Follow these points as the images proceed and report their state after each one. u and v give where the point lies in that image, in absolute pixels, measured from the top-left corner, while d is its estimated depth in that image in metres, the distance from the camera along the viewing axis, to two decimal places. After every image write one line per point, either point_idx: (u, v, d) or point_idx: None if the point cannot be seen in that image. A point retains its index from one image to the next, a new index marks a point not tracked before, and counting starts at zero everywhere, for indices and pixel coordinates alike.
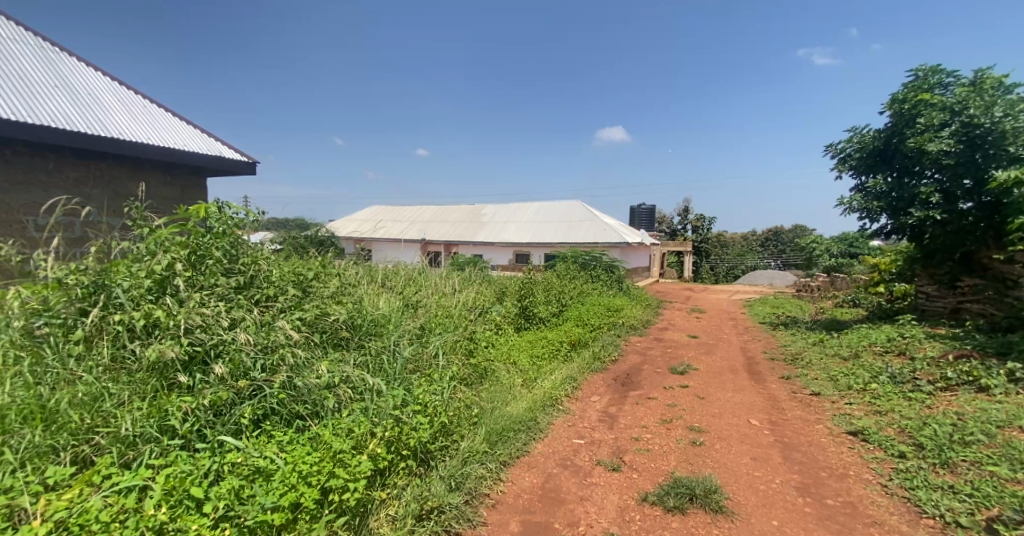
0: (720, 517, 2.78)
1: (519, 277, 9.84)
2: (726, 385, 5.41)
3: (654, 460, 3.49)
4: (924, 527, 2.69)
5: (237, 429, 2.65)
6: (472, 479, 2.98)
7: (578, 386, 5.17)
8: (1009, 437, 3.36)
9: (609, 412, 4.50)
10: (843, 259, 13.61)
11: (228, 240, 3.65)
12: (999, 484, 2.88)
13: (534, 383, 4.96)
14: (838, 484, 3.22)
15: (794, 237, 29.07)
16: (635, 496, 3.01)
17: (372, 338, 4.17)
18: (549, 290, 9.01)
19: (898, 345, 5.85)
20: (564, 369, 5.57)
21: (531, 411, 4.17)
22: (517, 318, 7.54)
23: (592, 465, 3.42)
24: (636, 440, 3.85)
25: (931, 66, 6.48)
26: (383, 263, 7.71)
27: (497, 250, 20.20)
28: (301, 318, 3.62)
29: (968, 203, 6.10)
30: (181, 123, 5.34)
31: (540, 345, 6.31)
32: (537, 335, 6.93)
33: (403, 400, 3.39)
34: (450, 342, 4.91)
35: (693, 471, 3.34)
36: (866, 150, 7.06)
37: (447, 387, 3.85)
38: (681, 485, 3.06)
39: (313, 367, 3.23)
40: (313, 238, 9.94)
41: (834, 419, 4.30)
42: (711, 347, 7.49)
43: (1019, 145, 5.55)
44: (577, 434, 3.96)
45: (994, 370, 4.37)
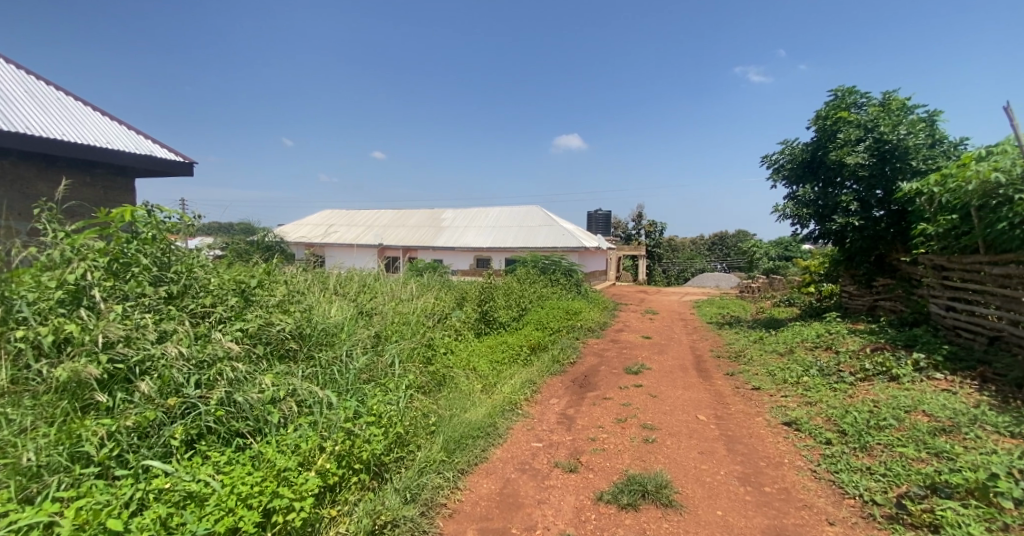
0: (670, 511, 2.95)
1: (478, 282, 9.88)
2: (677, 383, 5.71)
3: (609, 460, 3.64)
4: (847, 507, 2.97)
5: (165, 452, 2.55)
6: (428, 489, 2.99)
7: (538, 390, 5.30)
8: (915, 420, 3.75)
9: (567, 414, 4.64)
10: (780, 262, 14.63)
11: (158, 247, 3.53)
12: (907, 463, 3.22)
13: (493, 388, 5.03)
14: (775, 472, 3.49)
15: (737, 241, 30.87)
16: (591, 496, 3.13)
17: (322, 348, 4.11)
18: (508, 295, 9.11)
19: (826, 340, 6.38)
20: (524, 373, 5.68)
21: (489, 416, 4.23)
22: (477, 323, 7.57)
23: (550, 467, 3.53)
24: (591, 441, 4.00)
25: (847, 87, 7.13)
26: (338, 269, 7.55)
27: (457, 255, 20.13)
28: (242, 329, 3.50)
29: (880, 211, 6.72)
30: (104, 118, 5.06)
31: (500, 350, 6.39)
32: (497, 340, 7.01)
33: (355, 412, 3.38)
34: (408, 349, 4.91)
35: (645, 467, 3.52)
36: (796, 162, 7.65)
37: (403, 397, 3.86)
38: (634, 482, 3.21)
39: (255, 381, 3.16)
40: (262, 243, 9.57)
41: (772, 411, 4.64)
42: (663, 346, 7.84)
43: (920, 159, 6.22)
44: (535, 437, 4.06)
45: (903, 360, 4.82)
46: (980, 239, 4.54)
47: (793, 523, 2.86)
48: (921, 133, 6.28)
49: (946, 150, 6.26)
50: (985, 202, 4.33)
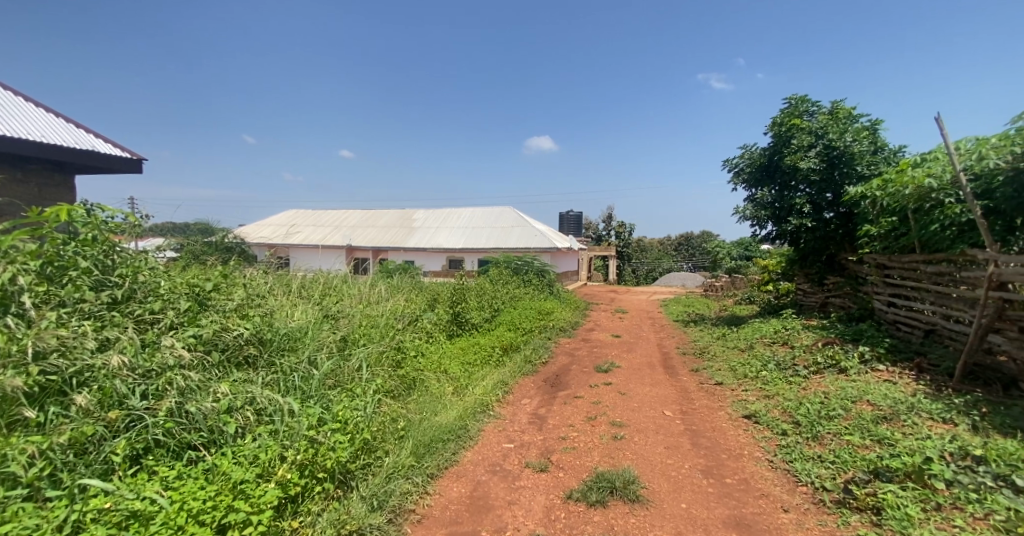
0: (637, 506, 3.05)
1: (449, 283, 9.86)
2: (645, 380, 5.88)
3: (579, 458, 3.72)
4: (800, 494, 3.14)
5: (106, 469, 2.42)
6: (396, 496, 2.98)
7: (510, 390, 5.35)
8: (860, 410, 3.99)
9: (538, 413, 4.71)
10: (742, 262, 15.19)
11: (100, 248, 3.45)
12: (853, 450, 3.43)
13: (465, 390, 5.05)
14: (735, 464, 3.65)
15: (702, 242, 31.86)
16: (560, 495, 3.20)
17: (284, 353, 4.03)
18: (480, 296, 9.12)
19: (783, 336, 6.70)
20: (496, 374, 5.72)
21: (460, 419, 4.25)
22: (449, 325, 7.55)
23: (521, 468, 3.58)
24: (562, 440, 4.08)
25: (799, 96, 7.50)
26: (303, 272, 7.40)
27: (428, 256, 19.95)
28: (195, 335, 3.41)
29: (830, 213, 7.12)
30: (38, 110, 4.81)
31: (472, 352, 6.40)
32: (469, 341, 7.03)
33: (320, 419, 3.35)
34: (376, 353, 4.88)
35: (613, 464, 3.62)
36: (754, 166, 7.99)
37: (371, 402, 3.84)
38: (603, 479, 3.30)
39: (209, 390, 3.08)
40: (221, 244, 9.26)
41: (733, 405, 4.85)
42: (632, 344, 8.04)
43: (864, 165, 6.64)
44: (506, 438, 4.11)
45: (851, 353, 5.13)
46: (916, 239, 4.87)
47: (751, 512, 3.00)
48: (865, 140, 6.70)
49: (887, 157, 6.71)
50: (920, 205, 4.66)
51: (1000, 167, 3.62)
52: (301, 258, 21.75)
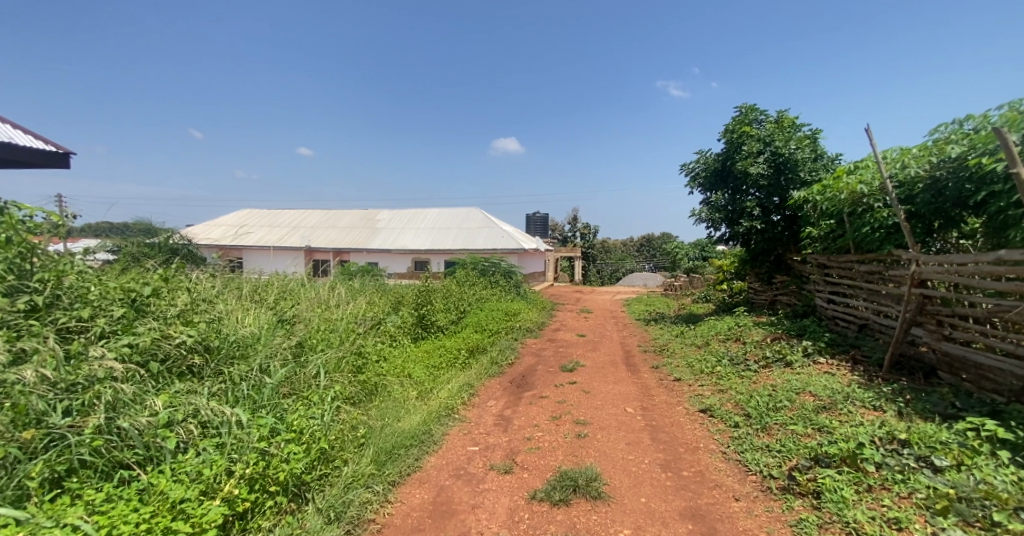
0: (599, 503, 3.13)
1: (414, 285, 9.77)
2: (608, 378, 6.04)
3: (543, 458, 3.79)
4: (750, 482, 3.32)
5: (20, 496, 2.22)
6: (355, 505, 2.94)
7: (475, 392, 5.37)
8: (803, 400, 4.25)
9: (504, 415, 4.76)
10: (699, 262, 15.77)
11: (17, 249, 3.18)
12: (797, 439, 3.66)
13: (429, 394, 5.03)
14: (691, 457, 3.82)
15: (663, 242, 32.88)
16: (524, 495, 3.24)
17: (234, 362, 3.91)
18: (446, 297, 9.08)
19: (736, 332, 7.04)
20: (461, 376, 5.73)
21: (424, 423, 4.24)
22: (414, 327, 7.48)
23: (485, 471, 3.60)
24: (527, 440, 4.14)
25: (749, 105, 7.90)
26: (259, 275, 7.15)
27: (393, 258, 19.62)
28: (130, 344, 3.26)
29: (777, 216, 7.55)
30: None
31: (437, 355, 6.37)
32: (435, 343, 7.00)
33: (273, 430, 3.27)
34: (335, 359, 4.80)
35: (576, 462, 3.70)
36: (709, 170, 8.34)
37: (328, 410, 3.80)
38: (566, 478, 3.37)
39: (145, 404, 2.94)
40: (164, 248, 8.80)
41: (690, 399, 5.07)
42: (597, 343, 8.23)
43: (806, 171, 7.10)
44: (471, 441, 4.13)
45: (796, 347, 5.46)
46: (852, 240, 5.24)
47: (705, 502, 3.15)
48: (807, 148, 7.15)
49: (827, 163, 7.18)
50: (853, 209, 5.02)
51: (921, 175, 3.96)
52: (256, 260, 20.90)
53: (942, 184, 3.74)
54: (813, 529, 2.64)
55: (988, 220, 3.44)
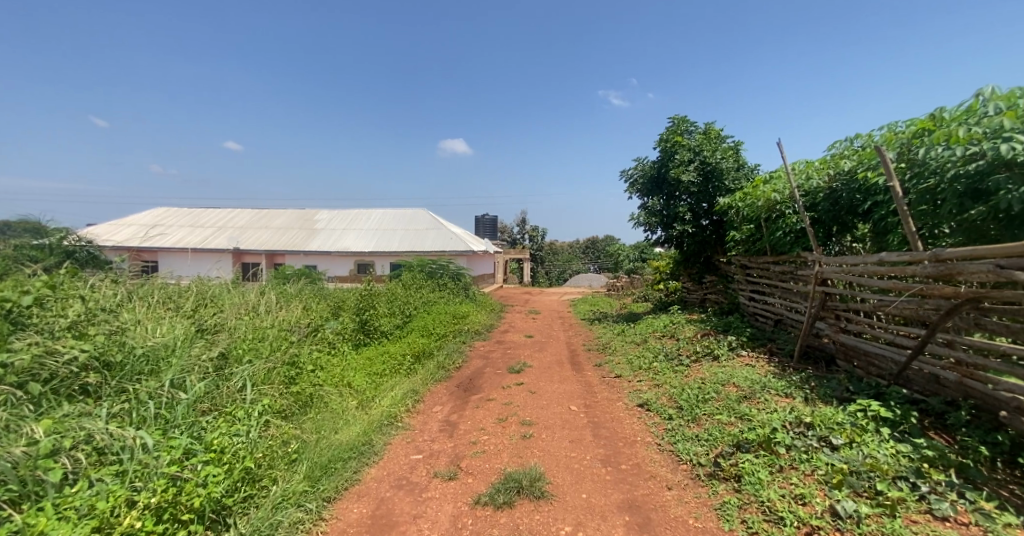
0: (542, 502, 3.18)
1: (356, 288, 9.51)
2: (554, 377, 6.22)
3: (488, 461, 3.83)
4: (682, 471, 3.52)
5: None
6: (284, 527, 2.83)
7: (420, 398, 5.34)
8: (728, 391, 4.58)
9: (449, 420, 4.77)
10: (640, 263, 16.52)
11: None
12: (722, 427, 3.93)
13: (370, 403, 4.95)
14: (630, 450, 4.01)
15: (607, 244, 34.13)
16: (468, 501, 3.24)
17: (141, 379, 3.65)
18: (390, 301, 8.94)
19: (671, 329, 7.48)
20: (406, 382, 5.68)
21: (363, 435, 4.16)
22: (356, 333, 7.31)
23: (429, 479, 3.58)
24: (473, 444, 4.17)
25: (680, 116, 8.42)
26: (179, 282, 6.66)
27: (335, 260, 18.94)
28: (4, 364, 2.92)
29: (706, 221, 8.13)
30: None
31: (379, 361, 6.26)
32: (378, 349, 6.87)
33: (189, 450, 3.03)
34: (263, 372, 4.59)
35: (521, 463, 3.77)
36: (645, 176, 8.78)
37: (255, 426, 3.61)
38: (511, 480, 3.40)
39: (20, 433, 2.63)
40: (49, 251, 7.92)
41: (629, 395, 5.33)
42: (544, 344, 8.43)
43: (730, 179, 7.72)
44: (414, 449, 4.10)
45: (722, 342, 5.88)
46: (768, 243, 5.74)
47: (642, 493, 3.30)
48: (731, 159, 7.78)
49: (748, 173, 7.83)
50: (769, 215, 5.52)
51: (821, 186, 4.44)
52: (177, 263, 19.37)
53: (838, 194, 4.22)
54: (734, 511, 2.82)
55: (873, 226, 3.92)
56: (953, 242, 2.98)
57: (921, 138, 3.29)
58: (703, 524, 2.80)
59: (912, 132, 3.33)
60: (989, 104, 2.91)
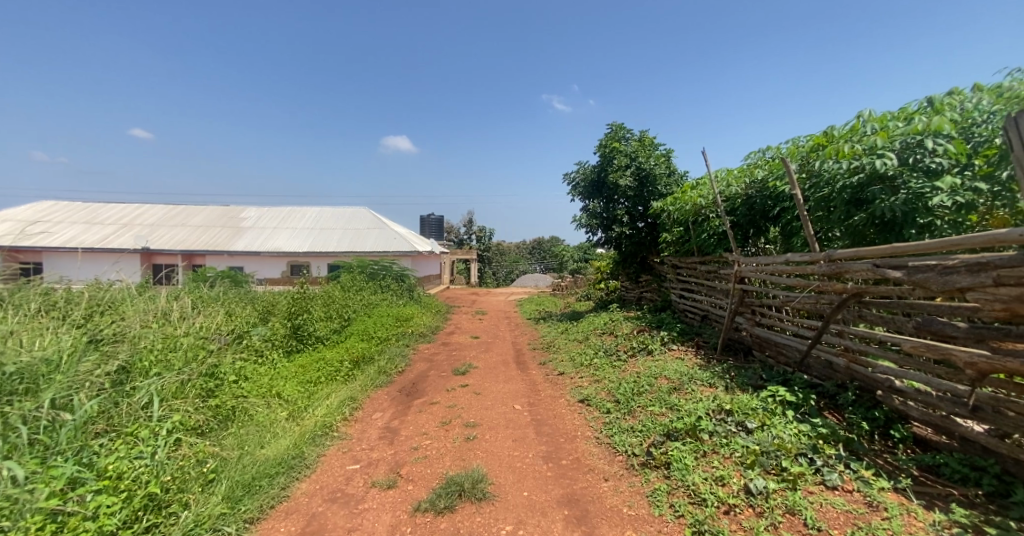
0: (483, 503, 3.23)
1: (288, 291, 9.09)
2: (499, 377, 6.32)
3: (430, 466, 3.83)
4: (617, 462, 3.70)
5: None
6: None
7: (359, 406, 5.23)
8: (660, 384, 4.88)
9: (390, 427, 4.73)
10: (582, 263, 17.07)
11: None
12: (654, 418, 4.19)
13: (303, 413, 4.79)
14: (570, 446, 4.16)
15: (553, 244, 34.82)
16: (408, 509, 3.22)
17: (15, 400, 3.23)
18: (327, 304, 8.64)
19: (610, 326, 7.82)
20: (344, 390, 5.55)
21: (293, 448, 4.02)
22: (287, 340, 7.01)
23: (367, 489, 3.53)
24: (414, 450, 4.16)
25: (618, 124, 8.81)
26: (75, 289, 6.05)
27: (267, 262, 17.94)
28: None
29: (641, 223, 8.58)
30: None
31: (313, 369, 6.07)
32: (313, 356, 6.63)
33: (76, 479, 2.71)
34: (175, 385, 4.28)
35: (463, 466, 3.81)
36: (586, 180, 9.10)
37: (163, 446, 3.33)
38: (453, 483, 3.42)
39: None
40: None
41: (571, 391, 5.53)
42: (489, 344, 8.51)
43: (663, 185, 8.22)
44: (351, 459, 4.02)
45: (656, 338, 6.24)
46: (695, 244, 6.17)
47: (580, 486, 3.43)
48: (663, 166, 8.28)
49: (678, 179, 8.35)
50: (696, 218, 5.94)
51: (738, 193, 4.87)
52: (79, 266, 17.53)
53: (752, 201, 4.64)
54: (663, 497, 3.02)
55: (781, 229, 4.35)
56: (842, 244, 3.40)
57: (816, 152, 3.71)
58: (635, 512, 2.97)
59: (809, 147, 3.76)
60: (867, 125, 3.34)
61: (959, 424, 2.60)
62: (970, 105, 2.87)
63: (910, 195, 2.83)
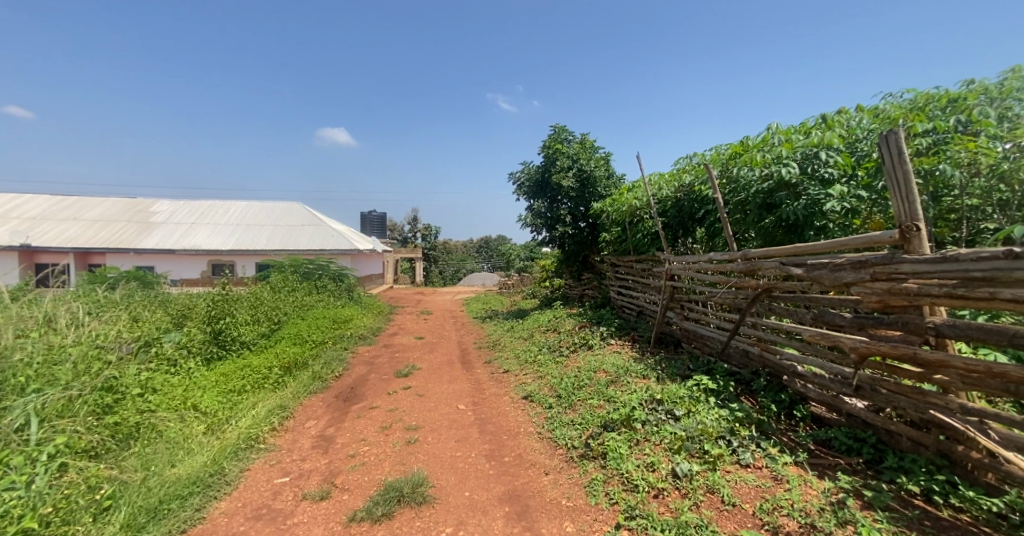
0: (423, 507, 3.25)
1: (206, 294, 8.49)
2: (443, 378, 6.31)
3: (368, 474, 3.78)
4: (558, 455, 3.84)
5: None
6: None
7: (290, 415, 5.04)
8: (599, 377, 5.10)
9: (325, 435, 4.61)
10: (528, 262, 17.33)
11: None
12: (592, 410, 4.38)
13: (223, 427, 4.52)
14: (513, 442, 4.26)
15: (500, 244, 35.00)
16: (343, 519, 3.17)
17: None
18: (253, 307, 8.19)
19: (554, 323, 8.03)
20: (273, 398, 5.31)
21: (211, 464, 3.80)
22: (205, 347, 6.57)
23: (297, 502, 3.42)
24: (350, 458, 4.09)
25: (560, 126, 9.05)
26: None
27: (185, 262, 16.72)
28: None
29: (583, 223, 8.88)
30: None
31: (237, 377, 5.74)
32: (237, 363, 6.27)
33: None
34: (60, 402, 3.87)
35: (403, 471, 3.79)
36: (530, 180, 9.26)
37: (43, 474, 3.05)
38: (392, 490, 3.40)
39: None
40: None
41: (516, 388, 5.64)
42: (434, 344, 8.46)
43: (603, 187, 8.57)
44: (280, 472, 3.88)
45: (596, 333, 6.49)
46: (632, 243, 6.49)
47: (521, 482, 3.53)
48: (602, 169, 8.64)
49: (616, 181, 8.74)
50: (632, 219, 6.26)
51: (669, 195, 5.20)
52: None
53: (681, 203, 4.98)
54: (600, 486, 3.17)
55: (705, 230, 4.71)
56: (756, 244, 3.74)
57: (734, 159, 4.06)
58: (573, 503, 3.11)
59: (729, 154, 4.10)
60: (775, 136, 3.73)
61: (846, 401, 2.96)
62: (854, 124, 3.27)
63: (809, 201, 3.16)
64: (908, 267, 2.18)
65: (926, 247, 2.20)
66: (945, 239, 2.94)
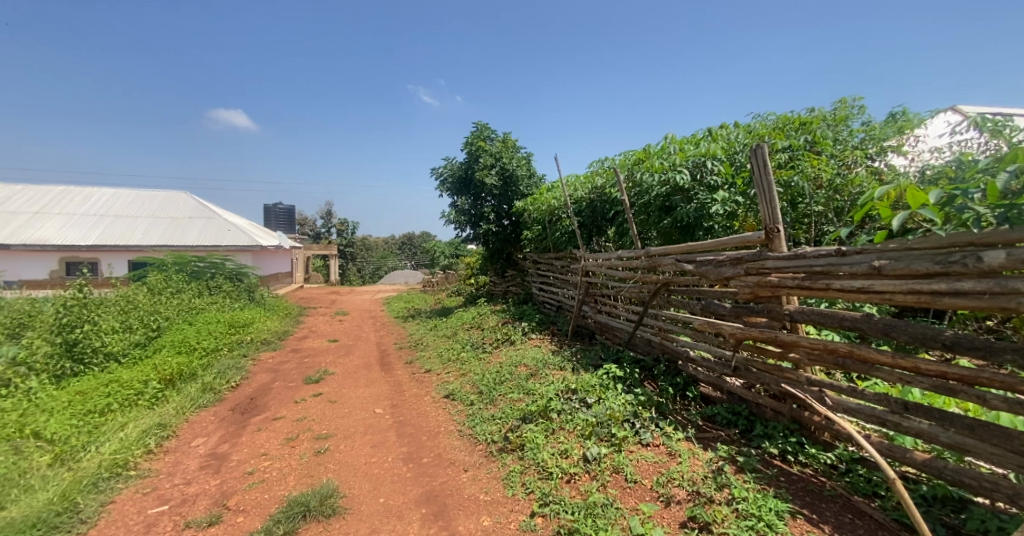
0: (332, 519, 3.18)
1: (52, 298, 7.33)
2: (360, 382, 6.13)
3: (270, 490, 3.60)
4: (477, 450, 3.93)
5: None
6: None
7: (170, 434, 4.61)
8: (519, 372, 5.26)
9: (216, 453, 4.30)
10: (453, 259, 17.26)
11: None
12: (512, 404, 4.53)
13: (79, 455, 4.02)
14: (432, 443, 4.28)
15: (425, 240, 34.40)
16: None
17: None
18: (123, 314, 7.31)
19: (477, 321, 8.11)
20: (150, 416, 4.82)
21: (58, 501, 3.37)
22: (51, 362, 5.73)
23: (181, 531, 3.18)
24: (249, 476, 3.86)
25: (483, 124, 9.14)
26: None
27: (34, 259, 14.53)
28: None
29: (506, 220, 9.08)
30: None
31: (99, 395, 5.09)
32: (99, 378, 5.56)
33: None
34: None
35: (311, 483, 3.67)
36: (453, 177, 9.25)
37: None
38: (297, 505, 3.28)
39: None
40: None
41: (438, 388, 5.65)
42: (350, 347, 8.17)
43: (524, 186, 8.81)
44: (159, 500, 3.56)
45: (518, 328, 6.68)
46: (551, 241, 6.77)
47: (439, 482, 3.57)
48: (524, 169, 8.88)
49: (538, 181, 9.04)
50: (551, 218, 6.55)
51: (582, 196, 5.53)
52: None
53: (594, 204, 5.33)
54: (517, 477, 3.32)
55: (615, 230, 5.06)
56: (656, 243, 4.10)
57: (638, 165, 4.43)
58: (490, 496, 3.22)
59: (633, 160, 4.47)
60: (671, 145, 4.11)
61: (727, 381, 3.37)
62: (732, 138, 3.73)
63: (699, 205, 3.54)
64: (771, 263, 2.57)
65: (785, 246, 2.59)
66: (800, 239, 3.44)
